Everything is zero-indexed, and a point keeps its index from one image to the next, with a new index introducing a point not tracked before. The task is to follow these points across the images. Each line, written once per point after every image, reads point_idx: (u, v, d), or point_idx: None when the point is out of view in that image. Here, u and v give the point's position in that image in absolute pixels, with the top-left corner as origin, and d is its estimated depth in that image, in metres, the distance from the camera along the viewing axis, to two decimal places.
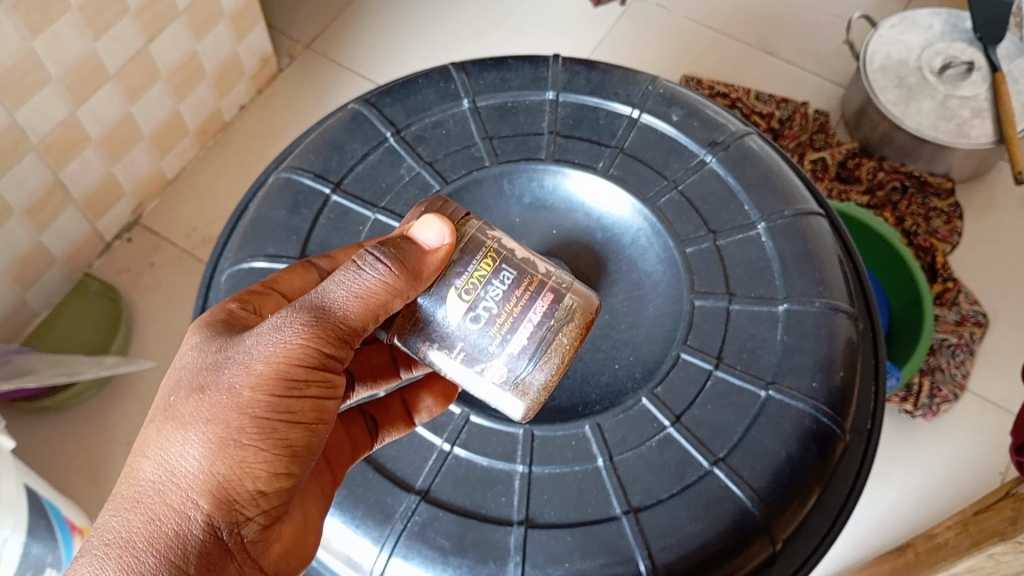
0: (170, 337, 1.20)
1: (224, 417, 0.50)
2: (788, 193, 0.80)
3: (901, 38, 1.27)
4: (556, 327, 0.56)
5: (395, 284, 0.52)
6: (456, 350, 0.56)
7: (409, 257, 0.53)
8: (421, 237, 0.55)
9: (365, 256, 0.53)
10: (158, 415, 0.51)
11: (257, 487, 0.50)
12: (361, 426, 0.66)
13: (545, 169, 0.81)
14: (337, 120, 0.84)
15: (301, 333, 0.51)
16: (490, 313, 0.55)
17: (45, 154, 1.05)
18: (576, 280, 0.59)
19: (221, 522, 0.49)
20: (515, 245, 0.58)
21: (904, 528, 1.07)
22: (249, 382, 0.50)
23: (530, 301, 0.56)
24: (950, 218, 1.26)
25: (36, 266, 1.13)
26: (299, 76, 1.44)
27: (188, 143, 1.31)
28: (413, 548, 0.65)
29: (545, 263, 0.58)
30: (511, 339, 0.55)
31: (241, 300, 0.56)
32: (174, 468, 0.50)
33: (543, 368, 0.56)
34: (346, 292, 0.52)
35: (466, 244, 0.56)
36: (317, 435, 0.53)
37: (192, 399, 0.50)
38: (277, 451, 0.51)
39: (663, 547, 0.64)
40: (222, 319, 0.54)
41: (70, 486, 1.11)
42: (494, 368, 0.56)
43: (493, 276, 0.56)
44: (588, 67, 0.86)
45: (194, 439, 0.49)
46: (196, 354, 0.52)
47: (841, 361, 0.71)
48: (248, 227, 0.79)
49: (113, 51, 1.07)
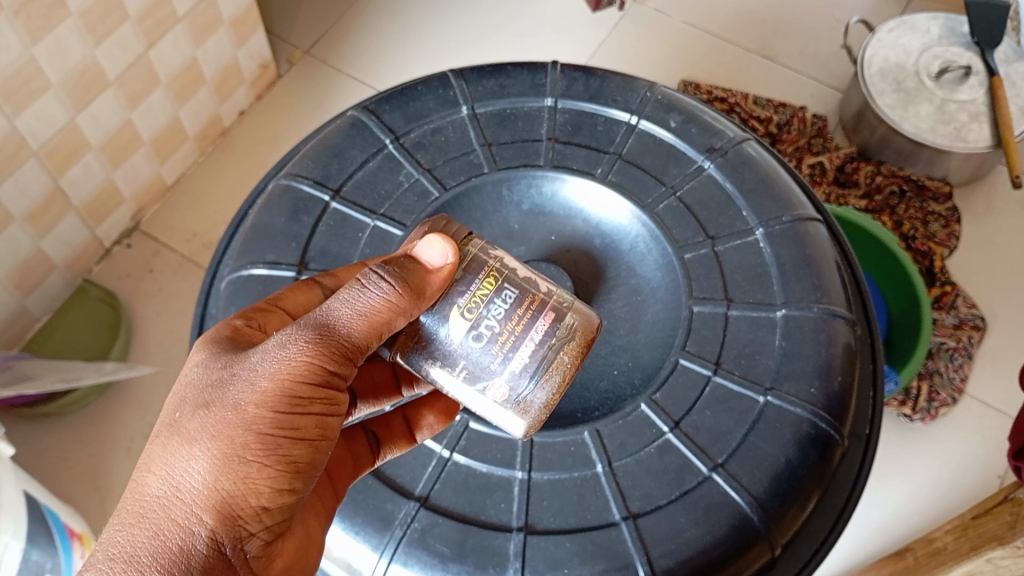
0: (171, 342, 1.21)
1: (229, 433, 0.50)
2: (787, 199, 0.80)
3: (899, 42, 1.27)
4: (556, 346, 0.56)
5: (399, 302, 0.53)
6: (458, 368, 0.56)
7: (413, 276, 0.53)
8: (425, 256, 0.55)
9: (369, 274, 0.53)
10: (164, 431, 0.51)
11: (261, 502, 0.51)
12: (364, 443, 0.66)
13: (543, 176, 0.81)
14: (337, 127, 0.84)
15: (305, 350, 0.51)
16: (492, 331, 0.55)
17: (46, 160, 1.05)
18: (577, 299, 0.59)
19: (225, 538, 0.50)
20: (517, 264, 0.58)
21: (903, 532, 1.07)
22: (254, 399, 0.50)
23: (532, 321, 0.56)
24: (947, 222, 1.26)
25: (37, 272, 1.14)
26: (299, 81, 1.44)
27: (187, 148, 1.32)
28: (412, 554, 0.65)
29: (546, 281, 0.58)
30: (513, 357, 0.55)
31: (246, 317, 0.56)
32: (179, 483, 0.50)
33: (544, 387, 0.56)
34: (350, 309, 0.52)
35: (467, 264, 0.57)
36: (320, 451, 0.53)
37: (198, 415, 0.50)
38: (281, 467, 0.51)
39: (663, 553, 0.64)
40: (227, 336, 0.54)
41: (72, 491, 1.11)
42: (496, 387, 0.56)
43: (495, 295, 0.56)
44: (586, 73, 0.87)
45: (200, 454, 0.50)
46: (201, 371, 0.52)
47: (839, 366, 0.72)
48: (248, 234, 0.80)
49: (114, 57, 1.07)
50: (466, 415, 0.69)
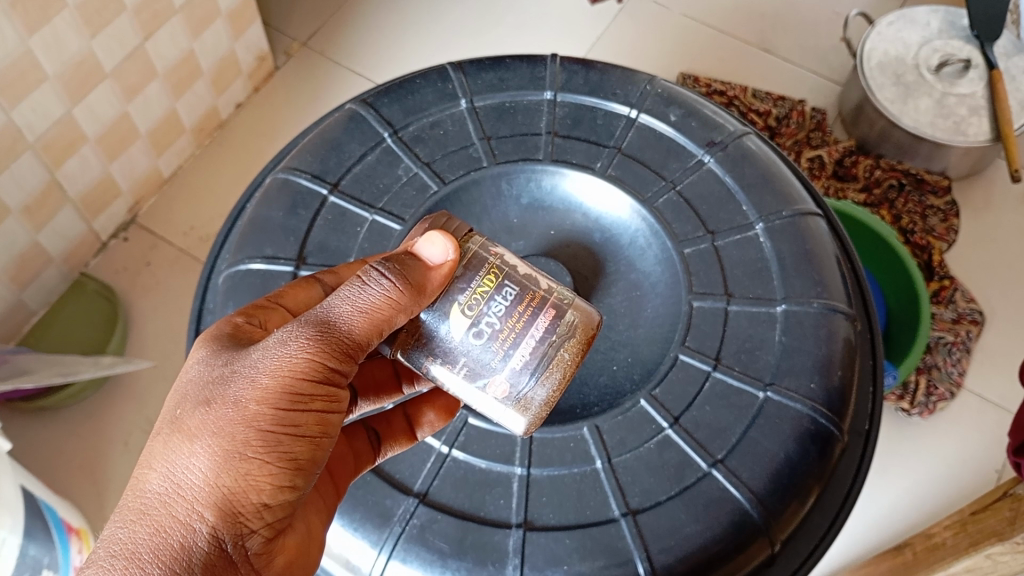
0: (168, 336, 1.20)
1: (230, 430, 0.49)
2: (787, 194, 0.80)
3: (899, 35, 1.27)
4: (556, 343, 0.56)
5: (399, 300, 0.52)
6: (459, 365, 0.55)
7: (414, 273, 0.53)
8: (425, 253, 0.55)
9: (369, 272, 0.53)
10: (165, 428, 0.51)
11: (262, 499, 0.50)
12: (365, 440, 0.66)
13: (543, 170, 0.81)
14: (335, 120, 0.84)
15: (306, 347, 0.51)
16: (492, 328, 0.55)
17: (42, 153, 1.04)
18: (578, 295, 0.58)
19: (226, 534, 0.49)
20: (517, 261, 0.58)
21: (902, 527, 1.07)
22: (254, 396, 0.50)
23: (532, 318, 0.55)
24: (946, 216, 1.26)
25: (34, 266, 1.13)
26: (296, 74, 1.43)
27: (184, 141, 1.31)
28: (411, 550, 0.65)
29: (547, 278, 0.58)
30: (514, 354, 0.55)
31: (247, 314, 0.56)
32: (180, 480, 0.49)
33: (544, 384, 0.56)
34: (351, 307, 0.52)
35: (468, 261, 0.56)
36: (321, 448, 0.53)
37: (198, 412, 0.50)
38: (282, 464, 0.51)
39: (662, 549, 0.64)
40: (227, 333, 0.54)
41: (70, 486, 1.10)
42: (496, 383, 0.55)
43: (495, 292, 0.55)
44: (585, 66, 0.86)
45: (201, 451, 0.49)
46: (202, 368, 0.52)
47: (840, 362, 0.72)
48: (246, 228, 0.79)
49: (111, 50, 1.07)
50: (463, 411, 0.68)
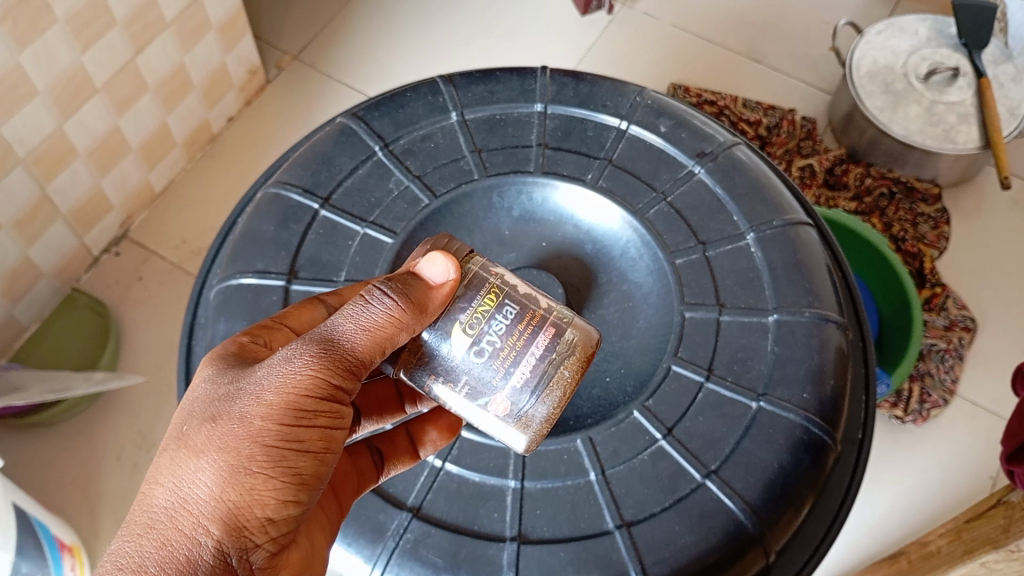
0: (161, 351, 1.20)
1: (236, 445, 0.49)
2: (779, 204, 0.80)
3: (888, 44, 1.27)
4: (557, 361, 0.55)
5: (402, 318, 0.53)
6: (461, 384, 0.55)
7: (416, 292, 0.53)
8: (427, 273, 0.55)
9: (372, 291, 0.53)
10: (171, 444, 0.51)
11: (267, 514, 0.50)
12: (368, 459, 0.65)
13: (535, 182, 0.81)
14: (326, 134, 0.84)
15: (310, 364, 0.51)
16: (493, 347, 0.55)
17: (33, 167, 1.04)
18: (577, 314, 0.58)
19: (231, 548, 0.49)
20: (518, 280, 0.58)
21: (897, 534, 1.07)
22: (260, 412, 0.50)
23: (533, 335, 0.55)
24: (937, 223, 1.27)
25: (25, 281, 1.12)
26: (289, 87, 1.44)
27: (177, 154, 1.31)
28: (405, 565, 0.64)
29: (547, 297, 0.58)
30: (514, 372, 0.54)
31: (251, 333, 0.56)
32: (187, 495, 0.49)
33: (545, 401, 0.55)
34: (354, 325, 0.52)
35: (469, 281, 0.56)
36: (325, 463, 0.52)
37: (204, 428, 0.50)
38: (286, 478, 0.50)
39: (657, 560, 0.64)
40: (233, 352, 0.54)
41: (61, 500, 1.10)
42: (498, 401, 0.55)
43: (496, 311, 0.55)
44: (576, 78, 0.86)
45: (206, 466, 0.49)
46: (208, 386, 0.52)
47: (832, 370, 0.72)
48: (238, 242, 0.79)
49: (101, 63, 1.06)
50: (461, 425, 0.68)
